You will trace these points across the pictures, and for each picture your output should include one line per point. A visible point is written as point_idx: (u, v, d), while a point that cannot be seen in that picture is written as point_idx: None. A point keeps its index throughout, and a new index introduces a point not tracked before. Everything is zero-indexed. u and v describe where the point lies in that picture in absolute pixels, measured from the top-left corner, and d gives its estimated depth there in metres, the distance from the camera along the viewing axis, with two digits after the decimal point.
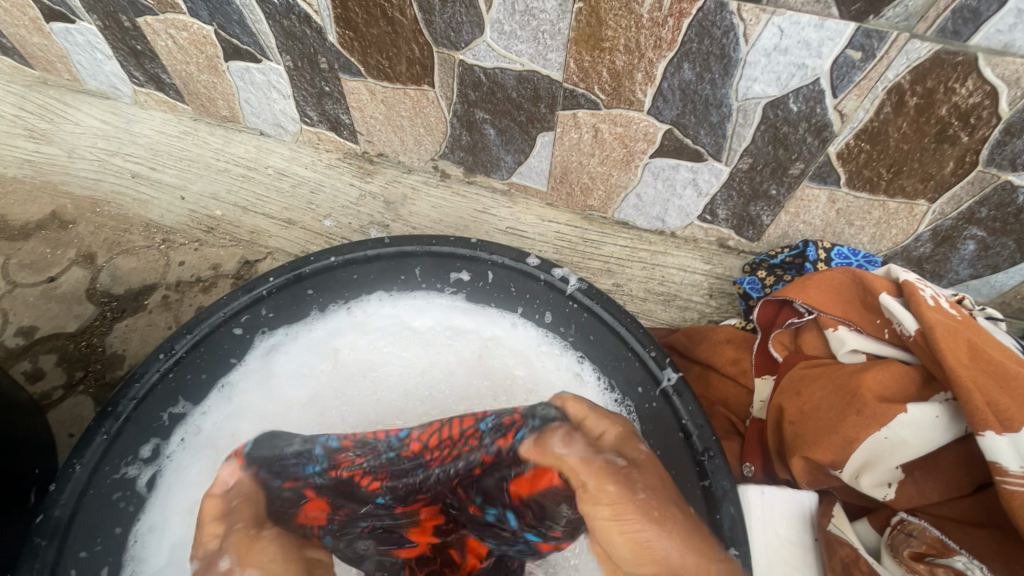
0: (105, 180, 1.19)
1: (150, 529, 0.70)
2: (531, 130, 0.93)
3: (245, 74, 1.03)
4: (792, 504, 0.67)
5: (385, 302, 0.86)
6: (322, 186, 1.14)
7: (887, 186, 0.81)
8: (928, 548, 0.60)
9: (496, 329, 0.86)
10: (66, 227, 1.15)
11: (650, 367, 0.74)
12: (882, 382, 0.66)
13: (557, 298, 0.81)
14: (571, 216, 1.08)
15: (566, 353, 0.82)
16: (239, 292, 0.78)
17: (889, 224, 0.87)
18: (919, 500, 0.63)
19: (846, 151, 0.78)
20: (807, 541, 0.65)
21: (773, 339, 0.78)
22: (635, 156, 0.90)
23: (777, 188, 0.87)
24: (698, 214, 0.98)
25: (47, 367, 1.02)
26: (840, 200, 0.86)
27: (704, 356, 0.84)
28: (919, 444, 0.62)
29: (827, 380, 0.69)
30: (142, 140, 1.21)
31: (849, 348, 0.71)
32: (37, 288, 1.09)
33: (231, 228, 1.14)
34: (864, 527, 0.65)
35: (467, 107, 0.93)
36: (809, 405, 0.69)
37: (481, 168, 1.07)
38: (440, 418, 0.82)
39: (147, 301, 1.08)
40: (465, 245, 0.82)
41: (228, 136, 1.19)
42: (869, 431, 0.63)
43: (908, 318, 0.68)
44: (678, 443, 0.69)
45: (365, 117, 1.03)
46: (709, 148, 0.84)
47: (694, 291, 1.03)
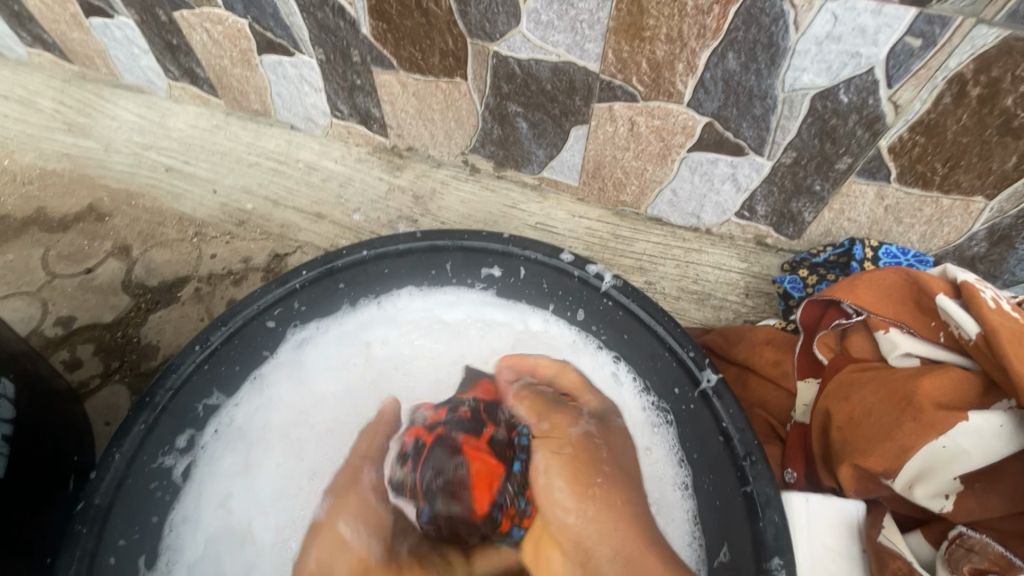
0: (141, 173, 1.21)
1: (184, 519, 0.71)
2: (564, 123, 0.91)
3: (278, 68, 1.03)
4: (840, 514, 0.64)
5: (416, 296, 0.86)
6: (351, 180, 1.14)
7: (941, 181, 0.77)
8: (991, 565, 0.57)
9: (530, 324, 0.84)
10: (103, 219, 1.17)
11: (689, 368, 0.71)
12: (940, 388, 0.62)
13: (591, 295, 0.79)
14: (603, 211, 1.06)
15: (600, 352, 0.80)
16: (273, 285, 0.77)
17: (941, 222, 0.83)
18: (980, 514, 0.59)
19: (898, 145, 0.74)
20: (854, 553, 0.62)
21: (817, 341, 0.75)
22: (673, 150, 0.88)
23: (821, 183, 0.84)
24: (735, 211, 0.95)
25: (84, 357, 1.04)
26: (889, 196, 0.82)
27: (742, 357, 0.81)
28: (979, 455, 0.59)
29: (879, 384, 0.66)
30: (176, 134, 1.22)
31: (901, 351, 0.67)
32: (75, 279, 1.11)
33: (262, 222, 1.15)
34: (918, 540, 0.62)
35: (500, 100, 0.92)
36: (858, 411, 0.66)
37: (511, 162, 1.05)
38: None
39: (180, 293, 1.10)
40: (498, 240, 0.81)
41: (260, 130, 1.20)
42: (924, 440, 0.60)
43: (967, 320, 0.64)
44: (717, 447, 0.67)
45: (396, 111, 1.03)
46: (750, 141, 0.81)
47: (730, 290, 1.00)
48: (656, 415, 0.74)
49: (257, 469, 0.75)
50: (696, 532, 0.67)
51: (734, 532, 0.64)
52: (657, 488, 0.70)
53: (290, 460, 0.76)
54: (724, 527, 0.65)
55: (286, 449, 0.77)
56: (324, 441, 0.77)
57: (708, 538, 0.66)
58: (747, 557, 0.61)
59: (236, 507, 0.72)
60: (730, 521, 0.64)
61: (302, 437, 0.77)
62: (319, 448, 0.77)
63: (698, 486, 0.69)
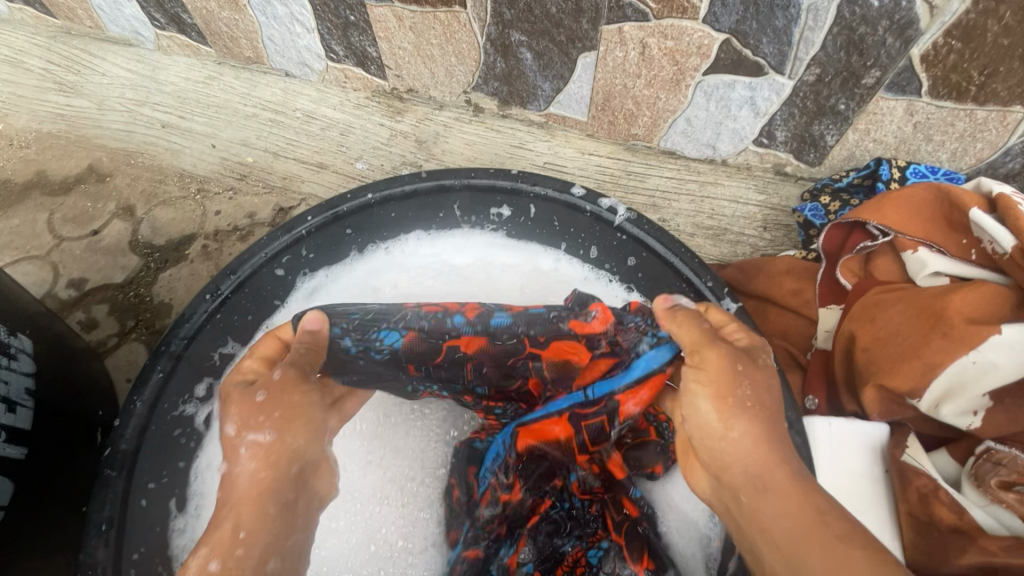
0: (137, 131, 1.18)
1: (208, 465, 0.71)
2: (571, 51, 0.86)
3: (267, 7, 0.98)
4: (865, 436, 0.63)
5: (424, 240, 0.86)
6: (351, 128, 1.10)
7: (977, 91, 0.72)
8: (1018, 478, 0.55)
9: (541, 263, 0.85)
10: (104, 180, 1.15)
11: (706, 298, 0.71)
12: (971, 303, 0.59)
13: (603, 230, 0.78)
14: (613, 147, 1.01)
15: (612, 285, 0.81)
16: (279, 233, 0.76)
17: (974, 137, 0.78)
18: (1010, 428, 0.57)
19: (931, 53, 0.69)
20: (879, 474, 0.61)
21: (841, 267, 0.71)
22: (686, 73, 0.82)
23: (846, 101, 0.79)
24: (753, 138, 0.91)
25: (99, 316, 1.04)
26: (919, 112, 0.77)
27: (761, 289, 0.78)
28: (1013, 369, 0.56)
29: (906, 302, 0.63)
30: (169, 88, 1.18)
31: (931, 271, 0.63)
32: (82, 241, 1.10)
33: (264, 175, 1.13)
34: (943, 459, 0.61)
35: (502, 28, 0.86)
36: (886, 331, 0.63)
37: (516, 99, 1.00)
38: None
39: (188, 251, 1.09)
40: (505, 177, 0.79)
41: (254, 79, 1.15)
42: (952, 356, 0.58)
43: (1003, 234, 0.60)
44: None
45: (393, 48, 0.97)
46: (770, 59, 0.76)
47: (747, 224, 0.97)
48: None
49: None
50: None
51: None
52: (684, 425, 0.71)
53: None
54: None
55: None
56: None
57: None
58: None
59: None
60: None
61: None
62: None
63: None
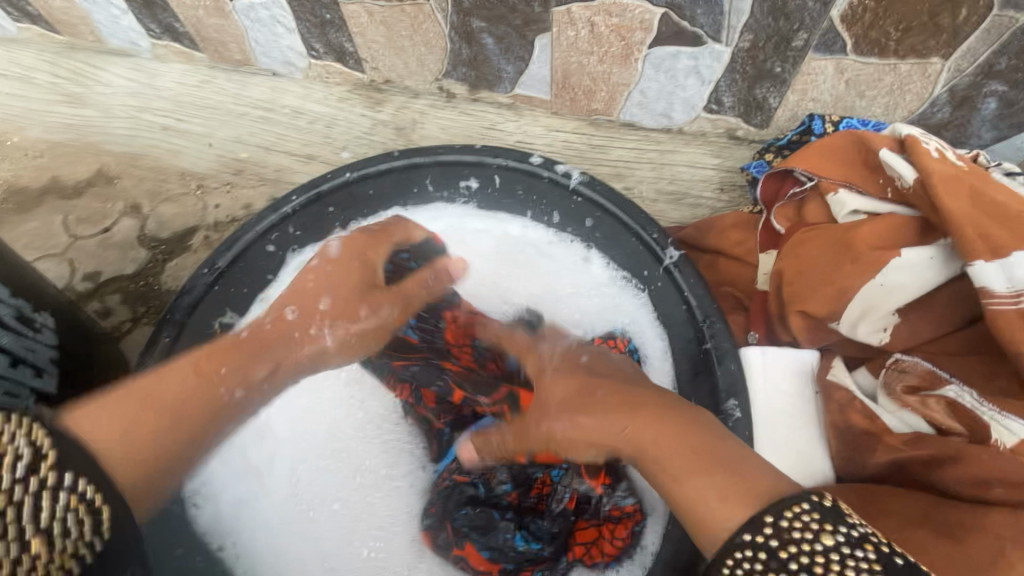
0: (140, 135, 1.27)
1: None
2: (528, 33, 0.93)
3: (249, 12, 1.05)
4: (795, 362, 0.69)
5: (401, 216, 0.91)
6: (336, 120, 1.19)
7: (896, 47, 0.78)
8: (920, 382, 0.63)
9: (509, 230, 0.89)
10: (112, 182, 1.25)
11: (653, 249, 0.79)
12: (877, 234, 0.66)
13: (561, 194, 0.85)
14: (577, 122, 1.08)
15: (575, 244, 0.86)
16: (267, 213, 0.84)
17: (902, 90, 0.84)
18: (912, 340, 0.65)
19: (850, 13, 0.75)
20: (810, 395, 0.68)
21: (776, 214, 0.78)
22: (634, 48, 0.89)
23: (781, 65, 0.85)
24: (703, 105, 0.97)
25: (114, 305, 1.14)
26: (848, 69, 0.83)
27: (713, 244, 0.85)
28: (914, 288, 0.64)
29: (825, 237, 0.69)
30: (166, 93, 1.27)
31: (849, 209, 0.70)
32: (94, 238, 1.20)
33: (258, 169, 1.22)
34: (862, 375, 0.68)
35: (463, 17, 0.94)
36: (807, 264, 0.69)
37: (484, 83, 1.07)
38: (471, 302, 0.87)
39: (192, 242, 1.19)
40: (470, 152, 0.87)
41: (244, 80, 1.23)
42: (862, 281, 0.65)
43: (908, 170, 0.66)
44: (682, 315, 0.75)
45: (368, 42, 1.05)
46: (707, 29, 0.82)
47: (705, 187, 1.05)
48: (626, 280, 0.81)
49: None
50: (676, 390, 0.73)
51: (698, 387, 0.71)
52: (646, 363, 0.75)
53: None
54: (693, 382, 0.71)
55: None
56: None
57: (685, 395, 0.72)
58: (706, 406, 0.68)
59: None
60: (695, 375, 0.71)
61: None
62: None
63: (675, 351, 0.74)
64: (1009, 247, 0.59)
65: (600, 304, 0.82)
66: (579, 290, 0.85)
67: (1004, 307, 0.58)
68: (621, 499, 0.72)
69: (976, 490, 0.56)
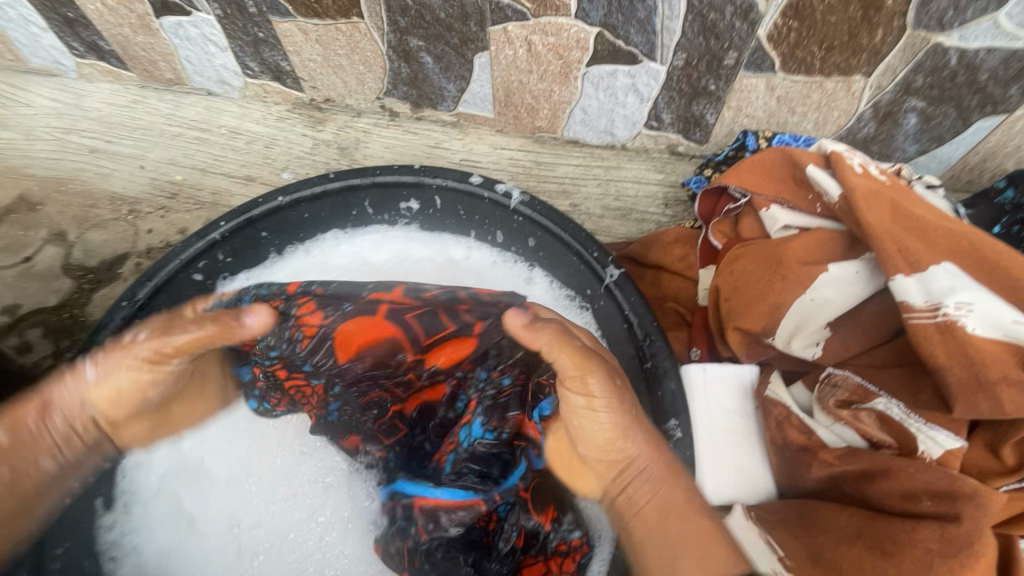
0: (65, 158, 1.20)
1: (136, 464, 0.74)
2: (466, 52, 0.92)
3: (179, 30, 1.02)
4: (735, 377, 0.70)
5: (342, 239, 0.90)
6: (275, 140, 1.15)
7: (821, 65, 0.80)
8: (851, 396, 0.64)
9: (453, 252, 0.90)
10: (34, 209, 1.17)
11: (594, 268, 0.76)
12: (807, 248, 0.67)
13: (503, 214, 0.83)
14: (522, 140, 1.08)
15: (517, 264, 0.87)
16: (193, 240, 0.79)
17: (830, 106, 0.87)
18: (844, 353, 0.66)
19: (775, 33, 0.77)
20: (749, 409, 0.69)
21: (713, 229, 0.78)
22: (573, 66, 0.89)
23: (715, 82, 0.87)
24: (644, 122, 0.98)
25: (34, 340, 1.06)
26: (778, 87, 0.85)
27: (655, 260, 0.85)
28: (842, 302, 0.65)
29: (758, 253, 0.70)
30: (94, 114, 1.21)
31: (780, 225, 0.71)
32: (13, 269, 1.11)
33: (194, 192, 1.16)
34: (797, 389, 0.68)
35: (400, 36, 0.92)
36: (742, 281, 0.70)
37: (426, 101, 1.06)
38: None
39: (122, 271, 1.12)
40: (408, 172, 0.84)
41: (177, 100, 1.18)
42: (794, 296, 0.66)
43: (834, 185, 0.67)
44: (623, 334, 0.73)
45: (305, 61, 1.02)
46: (641, 47, 0.83)
47: (649, 203, 1.04)
48: (565, 300, 0.82)
49: None
50: None
51: None
52: None
53: None
54: None
55: None
56: None
57: None
58: None
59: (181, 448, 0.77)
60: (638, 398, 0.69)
61: None
62: None
63: None
64: (925, 263, 0.61)
65: None
66: None
67: (922, 320, 0.59)
68: (568, 533, 0.71)
69: (906, 503, 0.57)
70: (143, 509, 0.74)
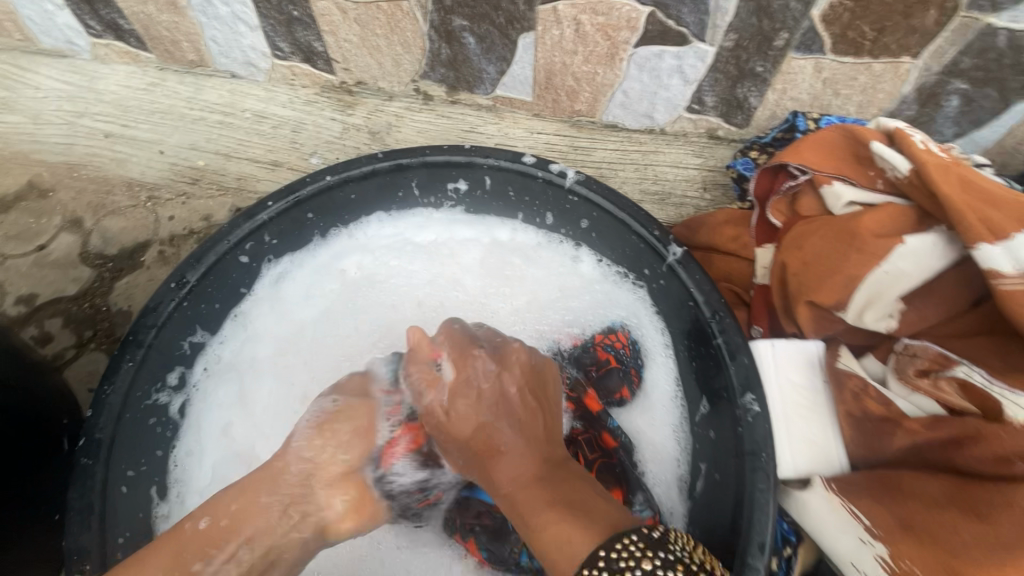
0: (79, 143, 1.15)
1: (188, 453, 0.73)
2: (511, 33, 0.91)
3: (208, 8, 0.98)
4: (805, 355, 0.72)
5: (386, 222, 0.88)
6: (304, 124, 1.12)
7: (871, 46, 0.81)
8: (932, 365, 0.66)
9: (498, 234, 0.89)
10: (46, 196, 1.12)
11: (655, 247, 0.76)
12: (880, 222, 0.70)
13: (557, 194, 0.82)
14: (559, 124, 1.07)
15: (564, 245, 0.87)
16: (241, 220, 0.76)
17: (874, 89, 0.88)
18: (920, 323, 0.69)
19: (829, 13, 0.77)
20: (819, 386, 0.71)
21: (772, 207, 0.79)
22: (619, 47, 0.89)
23: (762, 64, 0.87)
24: (686, 105, 0.98)
25: (54, 331, 1.02)
26: (825, 68, 0.86)
27: (705, 240, 0.86)
28: (916, 274, 0.68)
29: (827, 229, 0.72)
30: (109, 97, 1.16)
31: (846, 201, 0.73)
32: (27, 258, 1.07)
33: (217, 177, 1.13)
34: (870, 362, 0.72)
35: (444, 15, 0.91)
36: (812, 256, 0.72)
37: (463, 83, 1.04)
38: (459, 312, 0.87)
39: (143, 258, 1.07)
40: (460, 152, 0.81)
41: (198, 83, 1.14)
42: (869, 269, 0.68)
43: (900, 160, 0.70)
44: (690, 311, 0.73)
45: (339, 41, 1.00)
46: (692, 28, 0.83)
47: (688, 187, 1.05)
48: (617, 276, 0.83)
49: (251, 397, 0.78)
50: (677, 386, 0.76)
51: (712, 387, 0.70)
52: (653, 366, 0.79)
53: (282, 384, 0.80)
54: (704, 382, 0.72)
55: (278, 376, 0.80)
56: (309, 366, 0.82)
57: (688, 393, 0.75)
58: (726, 404, 0.67)
59: (238, 435, 0.76)
60: (710, 374, 0.70)
61: (292, 362, 0.82)
62: (309, 370, 0.82)
63: (677, 352, 0.77)
64: (1007, 229, 0.63)
65: (597, 304, 0.85)
66: (567, 291, 0.86)
67: (1012, 286, 0.62)
68: None
69: (1000, 467, 0.58)
70: (198, 458, 0.74)
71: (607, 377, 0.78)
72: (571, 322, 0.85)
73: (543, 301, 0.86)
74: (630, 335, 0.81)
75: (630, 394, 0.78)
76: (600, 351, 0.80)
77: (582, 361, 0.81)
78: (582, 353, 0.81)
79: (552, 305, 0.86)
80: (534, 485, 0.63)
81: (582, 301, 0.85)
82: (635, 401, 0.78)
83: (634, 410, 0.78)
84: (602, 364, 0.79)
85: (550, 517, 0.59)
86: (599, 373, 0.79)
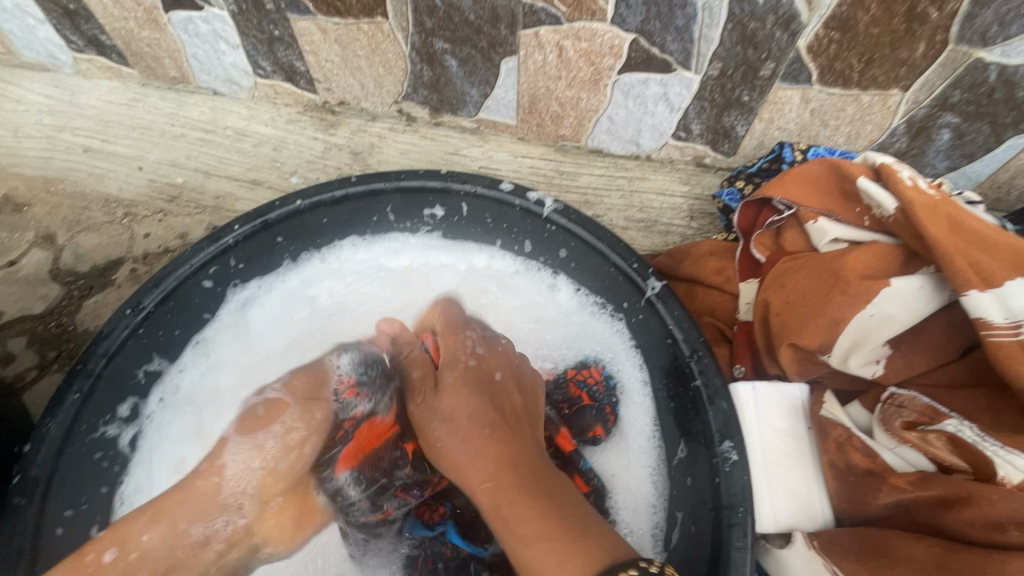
0: (56, 157, 1.13)
1: (136, 490, 0.71)
2: (494, 56, 0.89)
3: (188, 25, 0.97)
4: (788, 399, 0.69)
5: (360, 247, 0.85)
6: (285, 142, 1.09)
7: (859, 78, 0.79)
8: (920, 417, 0.64)
9: (475, 261, 0.86)
10: (21, 210, 1.09)
11: (634, 280, 0.73)
12: (865, 263, 0.67)
13: (535, 223, 0.79)
14: (544, 148, 1.05)
15: (543, 274, 0.84)
16: (204, 244, 0.73)
17: (863, 120, 0.86)
18: (907, 372, 0.67)
19: (816, 44, 0.75)
20: (802, 431, 0.68)
21: (755, 242, 0.78)
22: (603, 73, 0.87)
23: (749, 93, 0.85)
24: (672, 132, 0.96)
25: (16, 350, 0.98)
26: (813, 99, 0.84)
27: (688, 273, 0.83)
28: (903, 319, 0.65)
29: (810, 268, 0.70)
30: (90, 111, 1.14)
31: (830, 238, 0.71)
32: None
33: (195, 195, 1.10)
34: (857, 410, 0.69)
35: (425, 38, 0.89)
36: (794, 295, 0.70)
37: (446, 106, 1.02)
38: None
39: (115, 276, 1.04)
40: (436, 177, 0.78)
41: (181, 99, 1.13)
42: (854, 311, 0.65)
43: (886, 198, 0.68)
44: (668, 350, 0.70)
45: (321, 61, 0.98)
46: (676, 56, 0.81)
47: (674, 215, 1.02)
48: (595, 308, 0.80)
49: (208, 431, 0.75)
50: (654, 425, 0.73)
51: (689, 432, 0.67)
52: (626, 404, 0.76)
53: None
54: (681, 425, 0.68)
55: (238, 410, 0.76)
56: None
57: (665, 436, 0.71)
58: (702, 451, 0.64)
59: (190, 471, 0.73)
60: (686, 418, 0.67)
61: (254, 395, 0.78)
62: None
63: (655, 392, 0.73)
64: (996, 276, 0.60)
65: (573, 336, 0.82)
66: (544, 321, 0.83)
67: (1001, 338, 0.59)
68: None
69: (992, 533, 0.55)
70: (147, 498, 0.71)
71: (581, 415, 0.74)
72: (546, 355, 0.82)
73: (519, 332, 0.83)
74: (606, 371, 0.78)
75: (605, 433, 0.74)
76: (574, 387, 0.76)
77: (555, 396, 0.76)
78: (556, 389, 0.77)
79: (528, 337, 0.83)
80: (510, 485, 0.56)
81: (557, 334, 0.83)
82: (610, 441, 0.75)
83: (609, 451, 0.74)
84: (576, 402, 0.75)
85: (531, 517, 0.53)
86: (572, 411, 0.75)
